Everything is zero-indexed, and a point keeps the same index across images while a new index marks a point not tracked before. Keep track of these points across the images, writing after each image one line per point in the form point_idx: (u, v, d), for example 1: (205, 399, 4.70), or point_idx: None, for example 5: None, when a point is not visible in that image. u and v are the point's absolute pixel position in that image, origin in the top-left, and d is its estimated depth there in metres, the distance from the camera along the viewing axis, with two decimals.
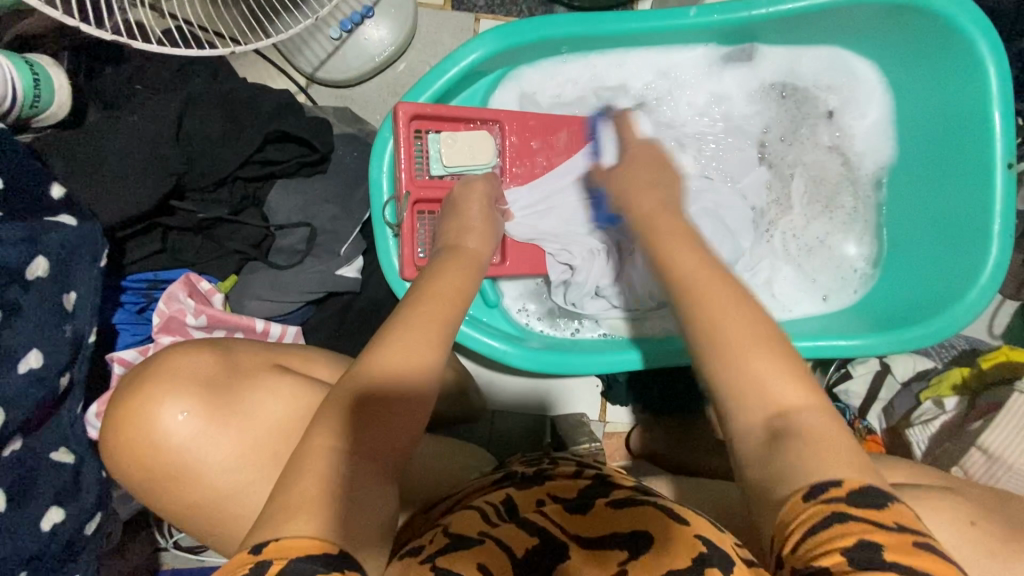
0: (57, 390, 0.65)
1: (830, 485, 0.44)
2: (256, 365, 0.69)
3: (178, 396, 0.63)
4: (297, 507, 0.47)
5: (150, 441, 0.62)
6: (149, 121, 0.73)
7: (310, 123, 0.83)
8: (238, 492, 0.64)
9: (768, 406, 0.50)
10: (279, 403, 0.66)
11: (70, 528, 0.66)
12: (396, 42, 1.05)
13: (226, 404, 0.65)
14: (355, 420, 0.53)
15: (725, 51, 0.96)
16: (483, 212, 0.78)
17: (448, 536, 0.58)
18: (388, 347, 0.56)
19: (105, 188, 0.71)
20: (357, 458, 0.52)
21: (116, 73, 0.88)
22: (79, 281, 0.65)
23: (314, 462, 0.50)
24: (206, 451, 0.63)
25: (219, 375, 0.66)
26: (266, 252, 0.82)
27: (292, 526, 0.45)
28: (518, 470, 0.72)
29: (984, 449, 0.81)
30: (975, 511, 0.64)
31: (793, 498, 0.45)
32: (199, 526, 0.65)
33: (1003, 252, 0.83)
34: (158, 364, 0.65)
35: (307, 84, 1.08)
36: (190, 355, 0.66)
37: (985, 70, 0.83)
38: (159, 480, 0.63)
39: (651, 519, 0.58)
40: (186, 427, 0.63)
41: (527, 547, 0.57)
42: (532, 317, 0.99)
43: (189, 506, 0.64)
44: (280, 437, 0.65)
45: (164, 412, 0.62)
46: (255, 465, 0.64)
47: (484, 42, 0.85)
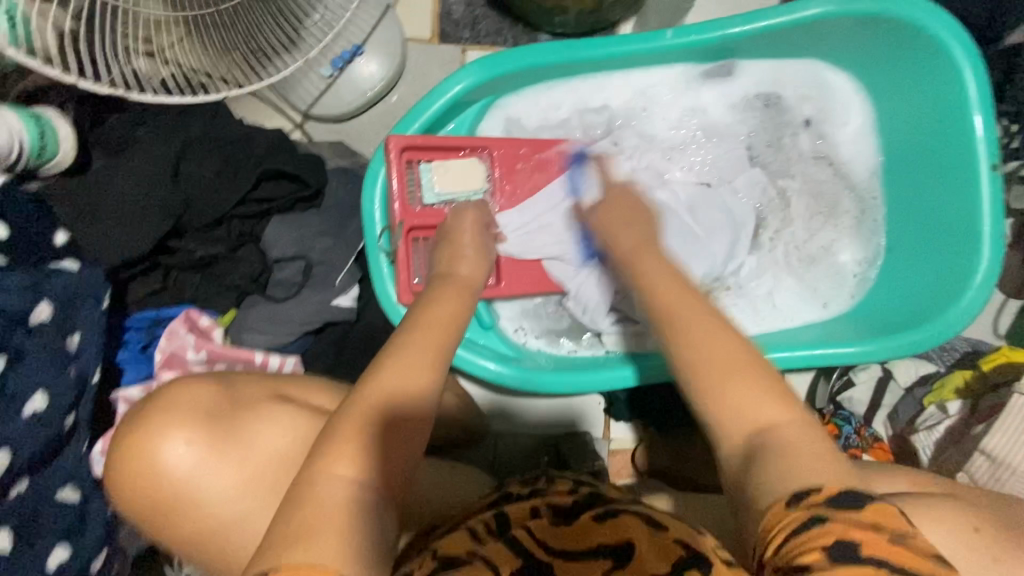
0: (62, 430, 0.67)
1: (809, 491, 0.45)
2: (256, 396, 0.70)
3: (180, 429, 0.65)
4: (307, 532, 0.47)
5: (155, 473, 0.64)
6: (146, 168, 0.76)
7: (303, 160, 0.86)
8: (241, 521, 0.65)
9: (749, 431, 0.51)
10: (281, 433, 0.68)
11: (75, 566, 0.67)
12: (386, 77, 1.08)
13: (231, 435, 0.66)
14: (359, 446, 0.53)
15: (705, 69, 0.98)
16: (476, 238, 0.80)
17: (437, 558, 0.57)
18: (386, 374, 0.58)
19: (107, 232, 0.73)
20: (357, 483, 0.52)
21: (120, 121, 0.94)
22: (82, 321, 0.68)
23: (316, 486, 0.50)
24: (207, 484, 0.64)
25: (222, 406, 0.68)
26: (263, 286, 0.84)
27: (304, 552, 0.45)
28: (513, 490, 0.70)
29: (987, 453, 0.81)
30: (978, 514, 0.63)
31: (776, 504, 0.45)
32: (201, 557, 0.67)
33: (995, 253, 0.83)
34: (160, 398, 0.67)
35: (302, 121, 1.12)
36: (192, 387, 0.68)
37: (961, 74, 0.84)
38: (163, 511, 0.64)
39: (631, 530, 0.60)
40: (188, 459, 0.64)
41: (513, 566, 0.58)
42: (529, 338, 1.00)
43: (192, 537, 0.65)
44: (284, 466, 0.66)
45: (166, 446, 0.64)
46: (257, 494, 0.65)
47: (468, 73, 0.87)
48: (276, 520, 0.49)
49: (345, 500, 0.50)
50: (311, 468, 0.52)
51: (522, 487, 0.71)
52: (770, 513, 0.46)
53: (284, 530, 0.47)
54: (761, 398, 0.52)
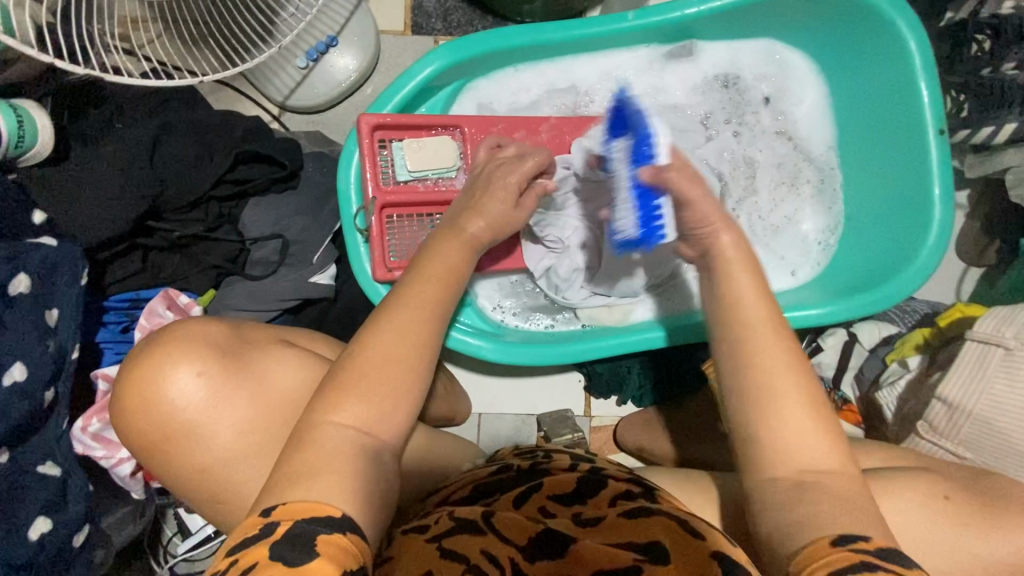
0: (42, 405, 0.68)
1: (860, 539, 0.49)
2: (265, 338, 0.72)
3: (192, 357, 0.65)
4: (303, 475, 0.51)
5: (170, 399, 0.64)
6: (124, 149, 0.78)
7: (279, 144, 0.88)
8: (252, 453, 0.66)
9: (792, 473, 0.55)
10: (294, 370, 0.69)
11: (57, 538, 0.68)
12: (361, 67, 1.11)
13: (245, 368, 0.67)
14: (360, 395, 0.56)
15: (667, 50, 1.02)
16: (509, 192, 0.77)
17: (453, 520, 0.61)
18: (391, 323, 0.60)
19: (84, 211, 0.75)
20: (359, 432, 0.55)
21: (97, 114, 0.94)
22: (60, 297, 0.69)
23: (320, 434, 0.54)
24: (216, 415, 0.65)
25: (237, 344, 0.69)
26: (242, 266, 0.86)
27: (304, 492, 0.50)
28: (516, 464, 0.74)
29: (944, 399, 0.77)
30: (950, 486, 0.68)
31: (820, 542, 0.50)
32: (202, 495, 0.67)
33: (946, 214, 0.87)
34: (172, 331, 0.67)
35: (279, 112, 1.14)
36: (202, 322, 0.69)
37: (906, 46, 0.88)
38: (170, 440, 0.65)
39: (668, 533, 0.58)
40: (200, 389, 0.64)
41: (528, 535, 0.59)
42: (506, 314, 1.02)
43: (197, 469, 0.65)
44: (296, 402, 0.68)
45: (177, 374, 0.64)
46: (264, 428, 0.66)
47: (437, 57, 0.91)
48: (279, 464, 0.53)
49: (348, 447, 0.54)
50: (309, 419, 0.55)
51: (522, 461, 0.75)
52: (814, 546, 0.50)
53: (284, 474, 0.52)
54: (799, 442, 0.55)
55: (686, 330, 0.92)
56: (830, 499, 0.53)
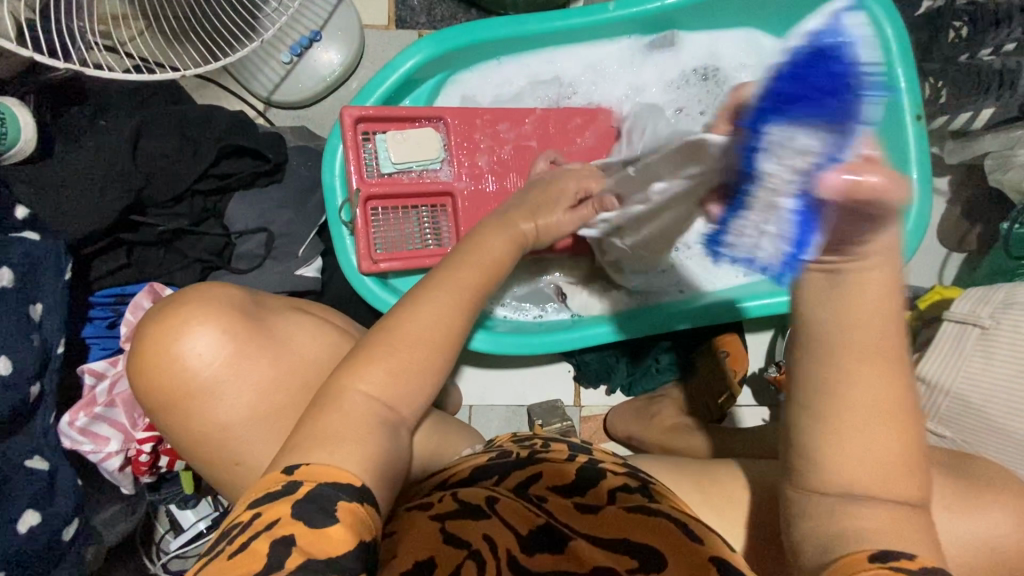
0: (26, 399, 0.68)
1: (904, 556, 0.46)
2: (281, 306, 0.72)
3: (217, 315, 0.64)
4: (330, 438, 0.51)
5: (192, 354, 0.63)
6: (106, 144, 0.78)
7: (263, 136, 0.88)
8: (270, 415, 0.65)
9: (844, 485, 0.48)
10: (314, 337, 0.70)
11: (46, 533, 0.68)
12: (345, 61, 1.11)
13: (268, 331, 0.67)
14: (382, 368, 0.57)
15: (648, 40, 1.03)
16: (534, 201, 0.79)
17: (456, 501, 0.62)
18: (425, 303, 0.62)
19: (67, 207, 0.75)
20: (380, 403, 0.56)
21: (81, 112, 0.93)
22: (43, 292, 0.70)
23: (347, 401, 0.54)
24: (237, 375, 0.64)
25: (260, 308, 0.69)
26: (227, 260, 0.87)
27: (329, 455, 0.50)
28: (512, 448, 0.73)
29: (925, 380, 0.78)
30: (933, 465, 0.66)
31: (859, 553, 0.46)
32: (215, 456, 0.65)
33: (925, 199, 0.88)
34: (191, 291, 0.66)
35: (264, 108, 1.14)
36: (222, 286, 0.68)
37: (883, 33, 0.90)
38: (187, 399, 0.63)
39: (665, 536, 0.58)
40: (222, 346, 0.63)
41: (531, 525, 0.60)
42: (494, 305, 1.03)
43: (215, 427, 0.64)
44: (316, 366, 0.68)
45: (199, 330, 0.63)
46: (283, 389, 0.66)
47: (419, 49, 0.91)
48: (300, 428, 0.53)
49: (371, 417, 0.54)
50: (340, 383, 0.56)
51: (518, 447, 0.73)
52: (846, 561, 0.46)
53: (313, 436, 0.51)
54: (870, 457, 0.48)
55: (679, 315, 0.94)
56: (878, 512, 0.48)
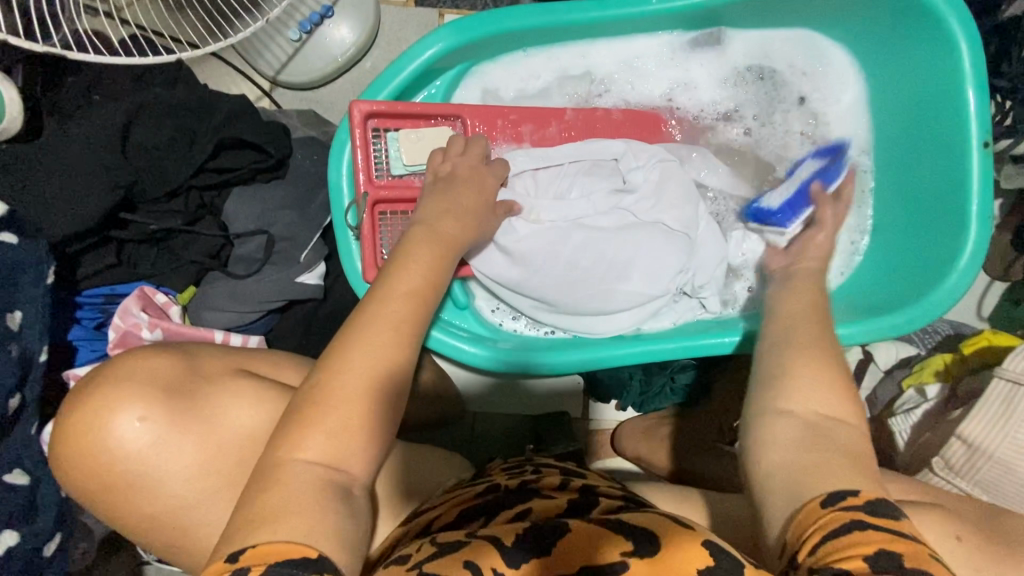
0: (6, 412, 0.64)
1: (849, 494, 0.46)
2: (222, 369, 0.68)
3: (133, 401, 0.60)
4: (270, 517, 0.45)
5: (109, 446, 0.60)
6: (93, 133, 0.71)
7: (265, 128, 0.81)
8: (203, 500, 0.62)
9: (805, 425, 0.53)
10: (246, 408, 0.65)
11: (26, 551, 0.65)
12: (358, 42, 1.02)
13: (190, 410, 0.63)
14: (338, 426, 0.51)
15: (691, 37, 0.94)
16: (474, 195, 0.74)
17: (436, 544, 0.53)
18: (367, 349, 0.54)
19: (51, 203, 0.69)
20: (327, 468, 0.50)
21: (76, 84, 0.84)
22: (22, 298, 0.64)
23: (286, 473, 0.48)
24: (163, 463, 0.61)
25: (182, 378, 0.65)
26: (224, 262, 0.81)
27: (275, 533, 0.44)
28: (500, 481, 0.68)
29: (964, 439, 0.73)
30: (961, 524, 0.62)
31: (813, 503, 0.47)
32: (156, 538, 0.63)
33: (981, 235, 0.80)
34: (114, 370, 0.63)
35: (270, 87, 1.06)
36: (149, 358, 0.65)
37: (956, 47, 0.80)
38: (115, 489, 0.61)
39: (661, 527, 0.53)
40: (142, 435, 0.60)
41: (516, 533, 0.53)
42: (505, 318, 0.96)
43: (147, 515, 0.62)
44: (248, 443, 0.64)
45: (120, 420, 0.60)
46: (217, 473, 0.63)
47: (440, 37, 0.82)
48: (242, 503, 0.47)
49: (313, 488, 0.48)
50: (278, 453, 0.50)
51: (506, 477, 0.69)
52: (808, 510, 0.47)
53: (252, 512, 0.46)
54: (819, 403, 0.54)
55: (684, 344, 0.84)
56: (830, 450, 0.51)
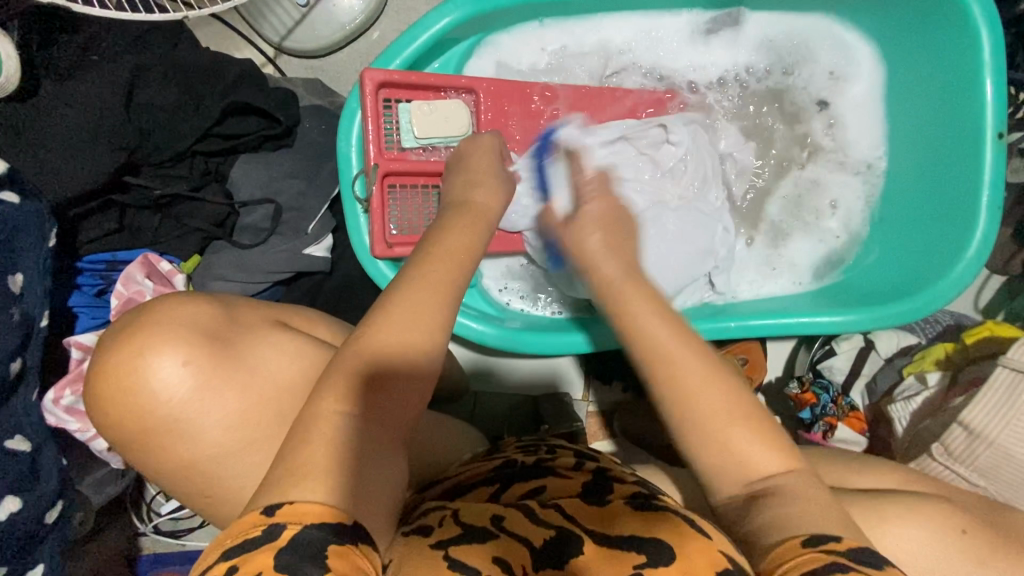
0: (8, 376, 0.62)
1: (830, 539, 0.44)
2: (258, 320, 0.67)
3: (174, 344, 0.59)
4: (303, 472, 0.44)
5: (147, 389, 0.58)
6: (97, 93, 0.69)
7: (273, 94, 0.79)
8: (240, 450, 0.62)
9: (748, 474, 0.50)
10: (287, 359, 0.65)
11: (30, 516, 0.64)
12: (367, 9, 1.00)
13: (232, 358, 0.62)
14: (364, 379, 0.50)
15: (710, 17, 0.93)
16: (493, 168, 0.74)
17: (461, 524, 0.52)
18: (396, 305, 0.53)
19: (54, 165, 0.67)
20: (363, 420, 0.50)
21: (71, 43, 0.78)
22: (25, 263, 0.63)
23: (326, 425, 0.47)
24: (202, 410, 0.60)
25: (220, 326, 0.63)
26: (229, 231, 0.80)
27: (309, 492, 0.43)
28: (517, 456, 0.68)
29: (966, 426, 0.74)
30: (966, 517, 0.64)
31: (790, 544, 0.45)
32: (185, 487, 0.63)
33: (990, 226, 0.80)
34: (151, 314, 0.61)
35: (275, 54, 1.03)
36: (188, 304, 0.63)
37: (977, 35, 0.79)
38: (153, 433, 0.60)
39: (674, 527, 0.51)
40: (184, 379, 0.59)
41: (545, 537, 0.52)
42: (513, 297, 0.96)
43: (183, 463, 0.61)
44: (288, 394, 0.64)
45: (160, 362, 0.58)
46: (256, 421, 0.62)
47: (456, 6, 0.80)
48: (279, 458, 0.46)
49: (347, 438, 0.48)
50: (315, 406, 0.49)
51: (521, 454, 0.68)
52: (783, 547, 0.45)
53: (288, 467, 0.44)
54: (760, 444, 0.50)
55: None
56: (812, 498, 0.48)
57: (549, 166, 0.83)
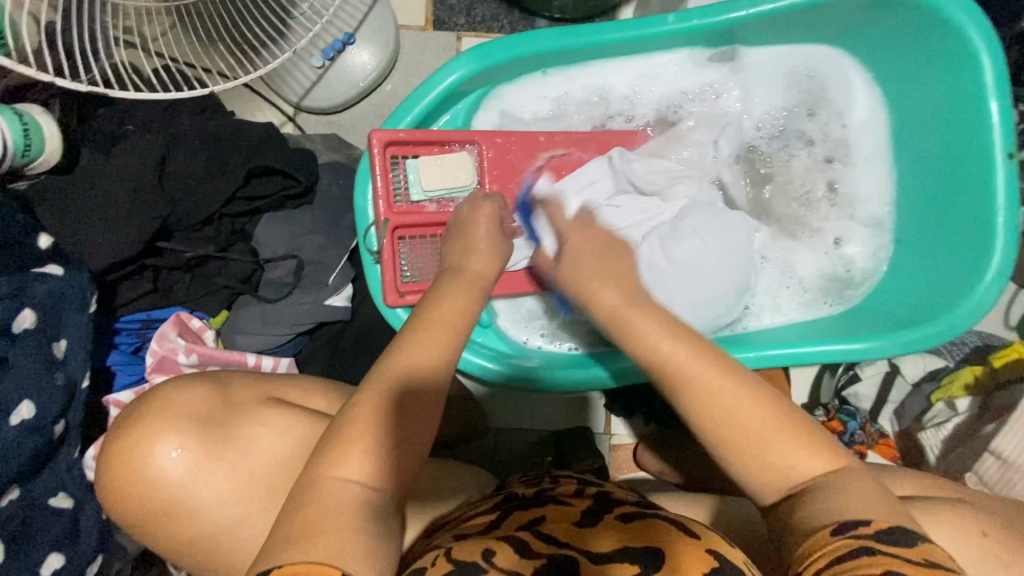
0: (52, 439, 0.66)
1: (861, 523, 0.46)
2: (251, 398, 0.69)
3: (171, 433, 0.63)
4: (310, 536, 0.47)
5: (147, 477, 0.62)
6: (132, 167, 0.74)
7: (293, 156, 0.84)
8: (237, 526, 0.64)
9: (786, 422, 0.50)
10: (278, 438, 0.67)
11: (71, 571, 0.66)
12: (379, 66, 1.04)
13: (223, 439, 0.65)
14: (367, 451, 0.52)
15: (708, 54, 0.95)
16: (491, 234, 0.78)
17: (451, 561, 0.53)
18: (396, 370, 0.57)
19: (90, 234, 0.72)
20: (365, 488, 0.51)
21: (109, 116, 0.86)
22: (68, 327, 0.67)
23: (324, 491, 0.50)
24: (199, 490, 0.63)
25: (214, 407, 0.67)
26: (254, 286, 0.84)
27: (306, 554, 0.45)
28: (518, 492, 0.68)
29: (998, 453, 0.80)
30: (987, 519, 0.62)
31: (822, 531, 0.46)
32: (192, 561, 0.66)
33: (1009, 246, 0.79)
34: (149, 404, 0.65)
35: (294, 113, 1.09)
36: (185, 388, 0.67)
37: (977, 57, 0.80)
38: (157, 518, 0.63)
39: (663, 538, 0.55)
40: (180, 464, 0.63)
41: (534, 566, 0.53)
42: (532, 335, 0.97)
43: (186, 539, 0.64)
44: (281, 470, 0.66)
45: (158, 451, 0.63)
46: (254, 498, 0.64)
47: (461, 63, 0.84)
48: (281, 527, 0.48)
49: (353, 505, 0.50)
50: (317, 471, 0.52)
51: (525, 488, 0.69)
52: (816, 536, 0.46)
53: (290, 533, 0.47)
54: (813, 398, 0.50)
55: None
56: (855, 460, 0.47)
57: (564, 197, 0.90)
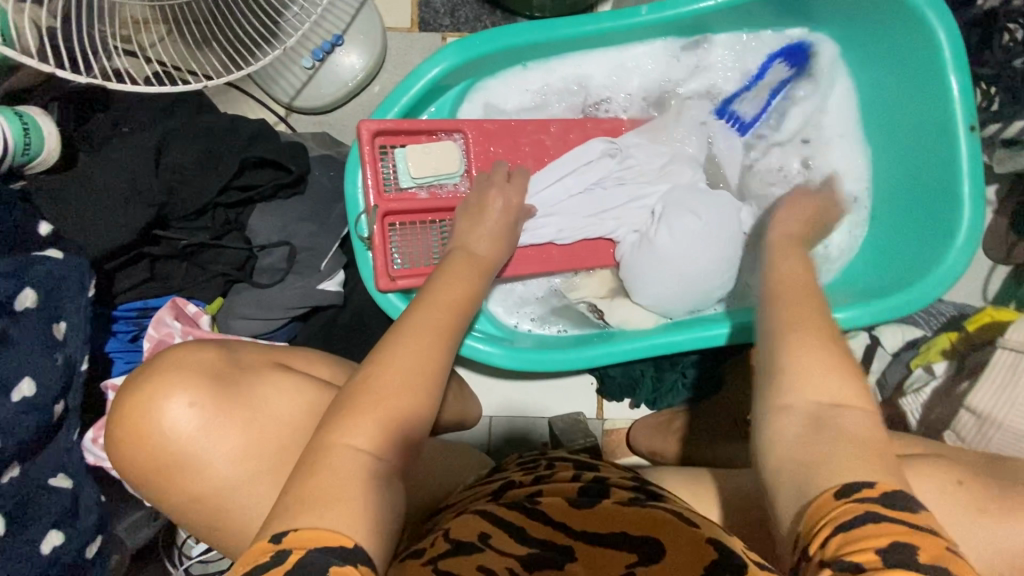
0: (51, 419, 0.67)
1: (864, 487, 0.46)
2: (260, 362, 0.71)
3: (184, 387, 0.65)
4: (319, 502, 0.48)
5: (159, 428, 0.64)
6: (129, 158, 0.77)
7: (283, 147, 0.87)
8: (244, 484, 0.65)
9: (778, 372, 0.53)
10: (287, 399, 0.69)
11: (71, 550, 0.67)
12: (367, 67, 1.08)
13: (235, 395, 0.67)
14: (372, 420, 0.54)
15: (681, 44, 0.99)
16: (502, 221, 0.82)
17: (449, 541, 0.56)
18: (399, 342, 0.60)
19: (88, 222, 0.74)
20: (371, 457, 0.53)
21: (104, 117, 0.89)
22: (68, 310, 0.69)
23: (336, 459, 0.51)
24: (210, 445, 0.65)
25: (224, 367, 0.69)
26: (249, 273, 0.86)
27: (320, 518, 0.47)
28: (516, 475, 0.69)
29: (973, 410, 0.83)
30: (963, 471, 0.64)
31: (824, 497, 0.46)
32: (197, 520, 0.67)
33: (975, 215, 0.83)
34: (164, 362, 0.67)
35: (286, 113, 1.13)
36: (195, 350, 0.69)
37: (936, 35, 0.84)
38: (166, 471, 0.65)
39: (664, 529, 0.55)
40: (192, 419, 0.65)
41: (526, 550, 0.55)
42: (523, 319, 0.99)
43: (191, 497, 0.66)
44: (290, 430, 0.67)
45: (171, 404, 0.64)
46: (263, 455, 0.66)
47: (445, 56, 0.88)
48: (287, 491, 0.50)
49: (358, 471, 0.51)
50: (325, 439, 0.53)
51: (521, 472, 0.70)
52: (818, 503, 0.46)
53: (295, 498, 0.49)
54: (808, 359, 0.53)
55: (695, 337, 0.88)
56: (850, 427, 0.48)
57: (553, 183, 0.93)
